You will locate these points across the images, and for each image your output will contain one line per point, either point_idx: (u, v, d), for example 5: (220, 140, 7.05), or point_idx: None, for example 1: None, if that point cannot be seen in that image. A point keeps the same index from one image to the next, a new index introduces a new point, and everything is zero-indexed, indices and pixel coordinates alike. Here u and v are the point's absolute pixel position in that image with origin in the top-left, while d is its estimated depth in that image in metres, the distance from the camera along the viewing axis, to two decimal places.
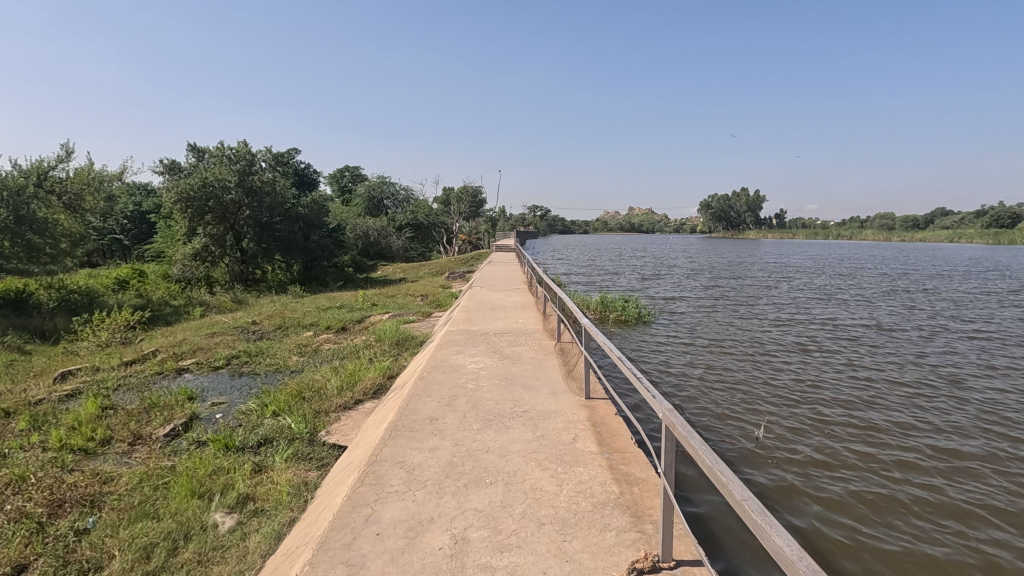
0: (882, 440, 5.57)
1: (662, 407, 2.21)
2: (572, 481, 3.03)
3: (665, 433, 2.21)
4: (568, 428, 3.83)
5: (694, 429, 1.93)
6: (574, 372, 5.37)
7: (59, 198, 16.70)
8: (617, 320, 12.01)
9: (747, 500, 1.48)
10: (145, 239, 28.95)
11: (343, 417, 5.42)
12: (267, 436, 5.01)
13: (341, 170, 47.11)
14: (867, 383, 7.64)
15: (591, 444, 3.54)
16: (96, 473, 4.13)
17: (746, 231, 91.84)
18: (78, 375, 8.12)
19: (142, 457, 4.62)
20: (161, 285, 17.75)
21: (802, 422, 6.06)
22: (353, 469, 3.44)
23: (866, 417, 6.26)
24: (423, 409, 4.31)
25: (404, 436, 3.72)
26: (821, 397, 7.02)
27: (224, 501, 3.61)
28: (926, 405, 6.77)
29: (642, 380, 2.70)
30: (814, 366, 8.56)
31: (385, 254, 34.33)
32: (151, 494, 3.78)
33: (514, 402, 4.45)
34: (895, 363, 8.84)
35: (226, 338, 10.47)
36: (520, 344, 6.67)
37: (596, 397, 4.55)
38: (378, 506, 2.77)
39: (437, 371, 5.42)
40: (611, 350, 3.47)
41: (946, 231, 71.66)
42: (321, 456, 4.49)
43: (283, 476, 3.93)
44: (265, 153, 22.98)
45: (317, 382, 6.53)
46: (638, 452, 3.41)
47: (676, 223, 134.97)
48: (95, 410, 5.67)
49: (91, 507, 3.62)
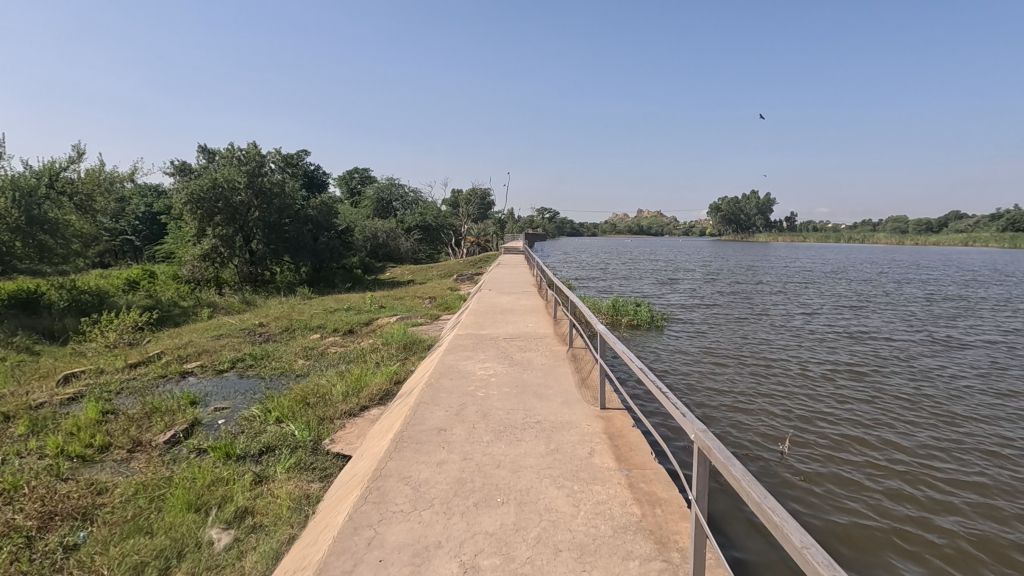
0: (909, 452, 5.35)
1: (695, 427, 2.00)
2: (590, 502, 2.81)
3: (698, 457, 1.99)
4: (583, 441, 3.62)
5: (733, 456, 1.71)
6: (588, 380, 5.14)
7: (69, 198, 16.61)
8: (629, 325, 11.78)
9: (809, 548, 1.25)
10: (156, 240, 29.16)
11: (348, 424, 5.25)
12: (270, 445, 4.84)
13: (351, 171, 47.30)
14: (891, 393, 7.39)
15: (608, 459, 3.32)
16: (89, 483, 3.98)
17: (756, 235, 91.20)
18: (82, 377, 8.01)
19: (139, 466, 4.46)
20: (170, 285, 17.75)
21: (822, 432, 5.85)
22: (355, 485, 3.23)
23: (891, 428, 6.02)
24: (430, 419, 4.10)
25: (410, 449, 3.52)
26: (843, 405, 6.79)
27: (221, 516, 3.43)
28: (952, 416, 6.52)
29: (668, 395, 2.47)
30: (833, 374, 8.29)
31: (394, 256, 34.33)
32: (146, 507, 3.60)
33: (526, 411, 4.23)
34: (915, 372, 8.57)
35: (232, 340, 10.32)
36: (531, 350, 6.45)
37: (612, 408, 4.33)
38: (381, 528, 2.57)
39: (445, 379, 5.21)
40: (631, 360, 3.25)
41: (962, 235, 70.51)
42: (323, 466, 4.32)
43: (283, 489, 3.75)
44: (275, 155, 22.98)
45: (322, 387, 6.36)
46: (660, 469, 3.19)
47: (684, 227, 134.48)
48: (95, 416, 5.53)
49: (82, 521, 3.45)
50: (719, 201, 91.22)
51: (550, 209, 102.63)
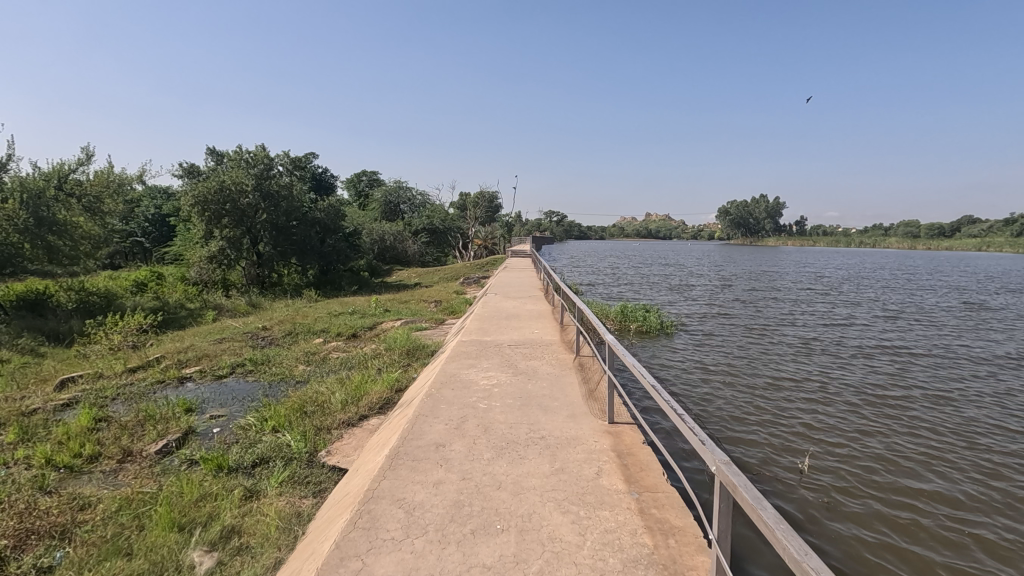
0: (931, 472, 5.10)
1: (717, 458, 1.78)
2: (597, 530, 2.59)
3: (719, 492, 1.77)
4: (590, 460, 3.39)
5: (766, 501, 1.49)
6: (596, 392, 4.89)
7: (78, 200, 16.41)
8: (638, 331, 11.56)
9: None
10: (165, 242, 29.29)
11: (345, 435, 5.05)
12: (265, 456, 4.65)
13: (359, 174, 47.47)
14: (909, 405, 7.12)
15: (616, 481, 3.10)
16: (71, 497, 3.80)
17: (766, 238, 90.21)
18: (79, 382, 7.85)
19: (127, 478, 4.30)
20: (178, 288, 17.60)
21: (840, 447, 5.61)
22: (346, 506, 3.02)
23: (913, 443, 5.79)
24: (429, 433, 3.89)
25: (406, 467, 3.31)
26: (861, 420, 6.51)
27: (204, 537, 3.22)
28: (975, 432, 6.26)
29: (683, 416, 2.25)
30: (848, 385, 8.01)
31: (401, 259, 34.21)
32: (127, 525, 3.41)
33: (529, 426, 4.01)
34: (933, 384, 8.28)
35: (234, 344, 10.15)
36: (536, 357, 6.24)
37: (621, 422, 4.09)
38: (369, 558, 2.37)
39: (446, 389, 5.00)
40: (643, 375, 3.03)
41: (976, 240, 69.48)
42: (318, 480, 4.12)
43: (273, 507, 3.55)
44: (283, 157, 22.95)
45: (321, 395, 6.16)
46: (672, 492, 2.96)
47: (693, 230, 133.50)
48: (87, 424, 5.37)
49: (60, 541, 3.28)
50: (728, 206, 90.54)
51: (556, 214, 102.49)
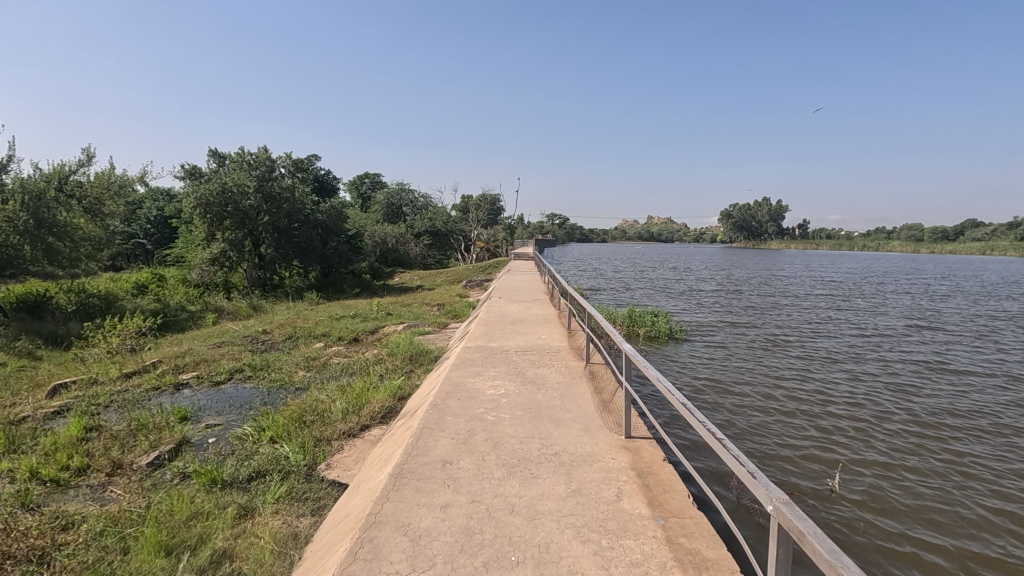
0: (957, 487, 4.87)
1: (774, 496, 1.55)
2: (622, 563, 2.35)
3: (778, 535, 1.55)
4: (608, 480, 3.14)
5: (845, 556, 1.25)
6: (609, 402, 4.65)
7: (79, 201, 16.19)
8: (645, 337, 11.32)
9: None
10: (167, 244, 29.18)
11: (346, 446, 4.81)
12: (261, 469, 4.42)
13: (360, 176, 47.30)
14: (930, 415, 6.84)
15: (639, 505, 2.86)
16: (54, 516, 3.57)
17: (768, 241, 89.84)
18: (71, 389, 7.62)
19: (116, 494, 4.06)
20: (179, 289, 17.42)
21: (866, 460, 5.35)
22: (345, 532, 2.77)
23: (943, 457, 5.52)
24: (436, 449, 3.65)
25: (411, 487, 3.07)
26: (882, 429, 6.25)
27: (193, 563, 2.98)
28: (1007, 444, 5.95)
29: (725, 444, 2.03)
30: (867, 394, 7.71)
31: (403, 261, 34.03)
32: (111, 550, 3.18)
33: (541, 440, 3.77)
34: (955, 394, 7.95)
35: (233, 349, 9.89)
36: (546, 365, 6.02)
37: (637, 436, 3.84)
38: None
39: (452, 399, 4.75)
40: (670, 392, 2.79)
41: (979, 243, 69.03)
42: (318, 497, 3.88)
43: (268, 528, 3.32)
44: (285, 160, 22.75)
45: (321, 404, 5.92)
46: (700, 518, 2.72)
47: (695, 233, 133.28)
48: (76, 435, 5.14)
49: (39, 566, 3.06)
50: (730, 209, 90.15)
51: (557, 216, 102.33)
